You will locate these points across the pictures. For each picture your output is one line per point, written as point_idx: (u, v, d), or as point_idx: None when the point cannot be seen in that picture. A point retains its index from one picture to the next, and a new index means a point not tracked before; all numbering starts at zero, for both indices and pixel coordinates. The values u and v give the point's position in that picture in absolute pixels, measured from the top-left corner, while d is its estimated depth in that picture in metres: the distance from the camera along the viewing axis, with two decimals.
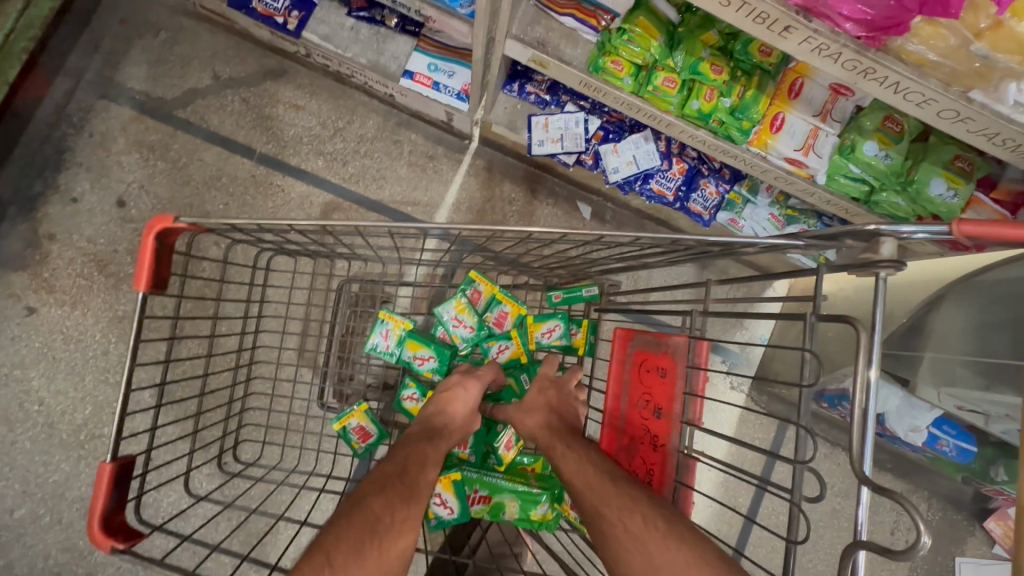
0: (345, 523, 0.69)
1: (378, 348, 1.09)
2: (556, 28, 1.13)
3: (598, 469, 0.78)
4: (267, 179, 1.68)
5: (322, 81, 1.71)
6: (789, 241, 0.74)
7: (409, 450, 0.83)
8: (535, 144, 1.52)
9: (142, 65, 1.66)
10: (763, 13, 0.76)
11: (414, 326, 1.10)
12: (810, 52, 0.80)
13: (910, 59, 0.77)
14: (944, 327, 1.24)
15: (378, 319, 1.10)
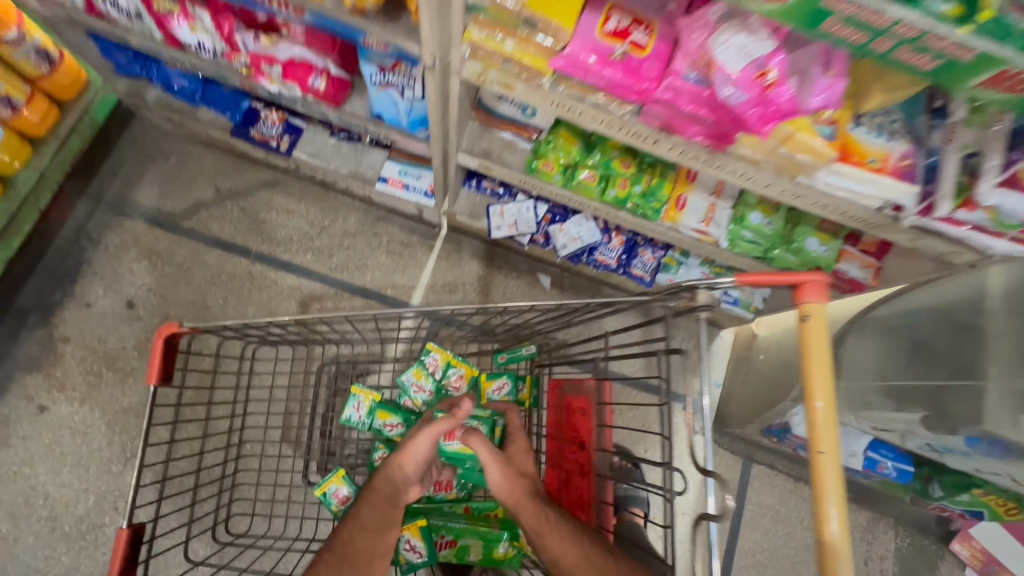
0: None
1: (352, 418, 1.23)
2: (498, 140, 1.44)
3: (586, 546, 0.85)
4: (263, 274, 1.91)
5: (310, 188, 1.99)
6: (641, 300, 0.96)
7: (363, 519, 0.96)
8: (495, 229, 1.78)
9: (154, 185, 1.93)
10: (637, 131, 1.02)
11: (382, 396, 1.25)
12: (678, 153, 1.05)
13: (745, 157, 1.00)
14: (854, 356, 1.39)
15: (350, 393, 1.25)
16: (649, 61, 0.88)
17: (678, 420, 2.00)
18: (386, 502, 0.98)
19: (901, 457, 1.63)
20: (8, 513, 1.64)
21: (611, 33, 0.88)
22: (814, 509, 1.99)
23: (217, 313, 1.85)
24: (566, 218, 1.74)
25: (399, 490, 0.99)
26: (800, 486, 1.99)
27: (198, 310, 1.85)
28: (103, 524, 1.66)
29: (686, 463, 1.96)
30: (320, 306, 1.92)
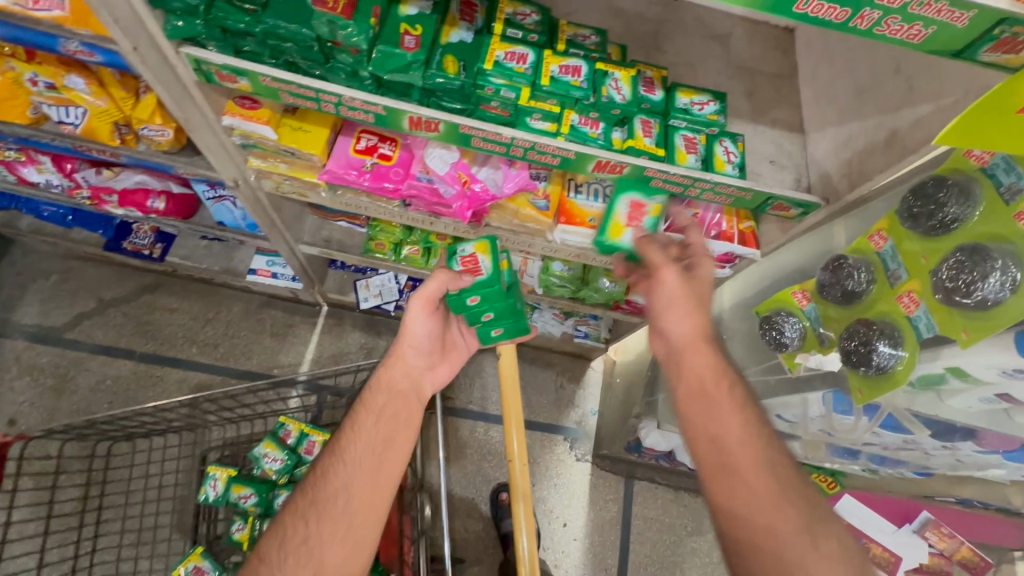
0: (321, 525, 0.88)
1: (209, 496, 1.35)
2: (337, 229, 1.67)
3: (761, 458, 0.77)
4: (148, 372, 2.01)
5: (192, 285, 2.14)
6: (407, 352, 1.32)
7: (349, 446, 0.95)
8: (363, 301, 1.97)
9: (35, 303, 2.03)
10: (416, 219, 1.24)
11: (237, 471, 1.37)
12: (456, 230, 1.26)
13: (500, 226, 1.22)
14: (671, 372, 1.63)
15: (207, 473, 1.37)
16: (394, 168, 1.12)
17: (561, 452, 2.16)
18: (374, 431, 0.96)
19: None
20: None
21: (362, 150, 1.12)
22: (697, 514, 2.14)
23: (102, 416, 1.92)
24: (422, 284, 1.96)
25: (392, 406, 1.00)
26: (681, 494, 2.15)
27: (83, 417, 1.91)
28: None
29: (573, 490, 2.11)
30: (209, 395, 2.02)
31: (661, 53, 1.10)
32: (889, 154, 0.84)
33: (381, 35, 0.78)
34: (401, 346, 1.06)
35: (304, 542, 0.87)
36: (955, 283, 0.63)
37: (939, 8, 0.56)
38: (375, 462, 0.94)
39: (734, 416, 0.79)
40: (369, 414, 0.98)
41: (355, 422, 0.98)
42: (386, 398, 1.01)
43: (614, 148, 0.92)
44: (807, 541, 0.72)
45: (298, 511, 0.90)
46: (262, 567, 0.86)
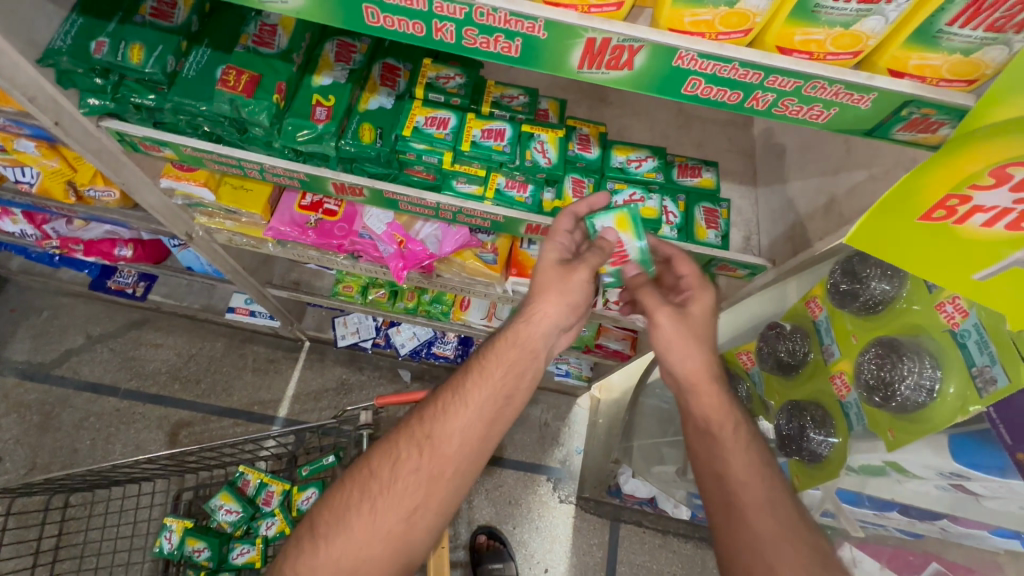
0: (422, 457, 0.75)
1: (164, 549, 1.34)
2: (306, 270, 1.67)
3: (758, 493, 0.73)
4: (131, 410, 2.03)
5: (177, 321, 2.17)
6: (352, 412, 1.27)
7: (472, 386, 0.78)
8: (340, 338, 1.97)
9: (26, 339, 2.09)
10: (369, 270, 1.22)
11: (192, 523, 1.36)
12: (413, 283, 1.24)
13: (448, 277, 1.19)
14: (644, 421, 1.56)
15: (163, 524, 1.36)
16: (338, 223, 1.10)
17: (544, 493, 2.09)
18: (498, 377, 0.79)
19: None
20: None
21: (307, 206, 1.11)
22: (687, 562, 2.03)
23: (85, 454, 1.94)
24: (398, 321, 1.95)
25: (522, 361, 0.80)
26: (669, 539, 2.05)
27: (66, 454, 1.94)
28: None
29: (555, 534, 2.04)
30: (188, 432, 2.02)
31: (606, 106, 1.02)
32: (829, 220, 0.78)
33: (291, 109, 0.80)
34: (548, 286, 0.81)
35: (411, 476, 0.74)
36: (877, 381, 0.65)
37: (835, 91, 0.52)
38: (496, 412, 0.77)
39: (729, 459, 0.76)
40: (495, 359, 0.80)
41: (482, 363, 0.80)
42: (515, 343, 0.80)
43: (544, 210, 0.89)
44: (793, 560, 0.66)
45: (413, 436, 0.77)
46: (371, 483, 0.75)
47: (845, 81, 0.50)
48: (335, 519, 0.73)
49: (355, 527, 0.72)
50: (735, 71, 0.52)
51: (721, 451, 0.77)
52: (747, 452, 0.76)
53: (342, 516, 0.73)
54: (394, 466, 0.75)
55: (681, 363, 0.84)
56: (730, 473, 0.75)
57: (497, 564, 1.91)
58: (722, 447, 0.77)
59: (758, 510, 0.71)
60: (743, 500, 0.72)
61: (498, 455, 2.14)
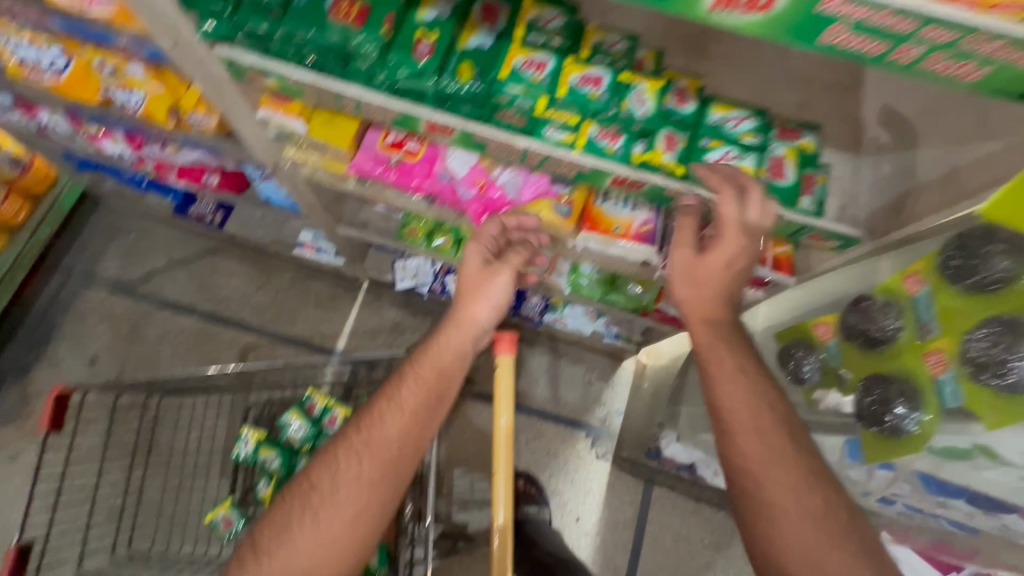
0: (363, 463, 0.89)
1: (241, 454, 1.48)
2: (374, 212, 1.72)
3: (761, 438, 0.78)
4: (205, 330, 2.19)
5: (249, 252, 2.30)
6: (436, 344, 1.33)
7: (405, 394, 0.95)
8: (399, 282, 2.05)
9: (116, 257, 2.26)
10: (438, 216, 1.24)
11: (266, 435, 1.49)
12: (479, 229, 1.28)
13: None
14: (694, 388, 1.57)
15: (241, 433, 1.50)
16: (419, 164, 1.14)
17: (582, 447, 2.15)
18: (431, 382, 0.97)
19: None
20: None
21: (390, 145, 1.14)
22: (717, 529, 2.07)
23: (165, 365, 2.13)
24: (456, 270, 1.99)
25: (446, 371, 0.99)
26: (701, 505, 2.09)
27: (150, 364, 2.13)
28: None
29: (588, 487, 2.11)
30: (255, 355, 2.18)
31: (707, 58, 0.97)
32: (945, 194, 0.74)
33: (396, 42, 0.84)
34: (472, 297, 1.07)
35: (343, 497, 0.87)
36: (989, 358, 0.71)
37: (998, 46, 0.48)
38: (427, 414, 0.95)
39: (751, 448, 0.77)
40: (428, 366, 0.98)
41: (398, 388, 0.95)
42: (431, 372, 0.98)
43: (632, 163, 0.87)
44: (790, 504, 0.73)
45: (353, 448, 0.91)
46: (313, 496, 0.87)
47: (1013, 35, 0.46)
48: (284, 534, 0.85)
49: (298, 538, 0.84)
50: (887, 19, 0.48)
51: (717, 384, 0.82)
52: (744, 386, 0.81)
53: (283, 530, 0.86)
54: (336, 477, 0.88)
55: (682, 288, 0.88)
56: (724, 408, 0.81)
57: (532, 507, 1.99)
58: (718, 379, 0.83)
59: (761, 459, 0.76)
60: (745, 446, 0.77)
61: (542, 408, 2.20)
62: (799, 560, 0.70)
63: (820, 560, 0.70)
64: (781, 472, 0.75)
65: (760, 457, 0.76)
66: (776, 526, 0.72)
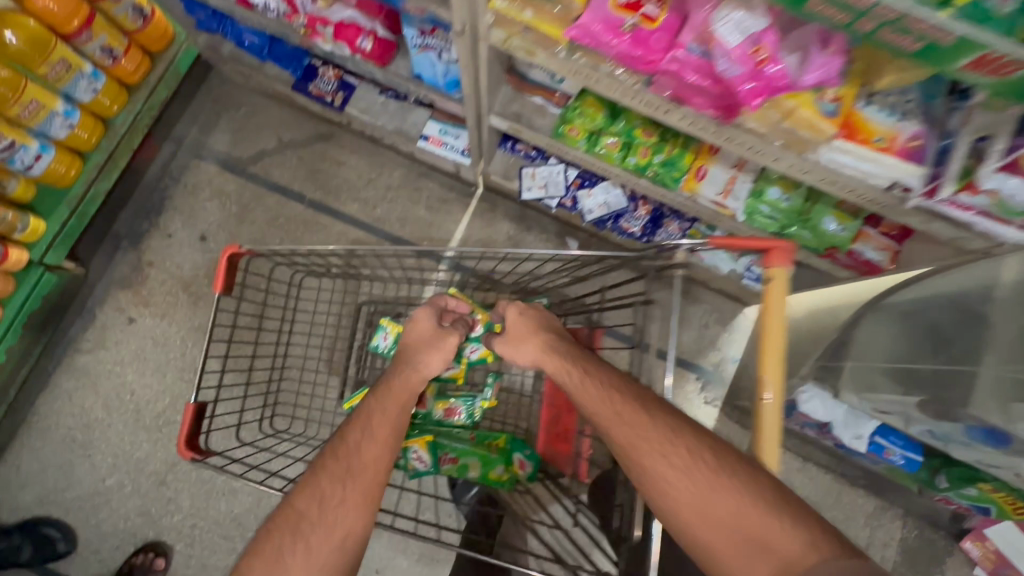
0: (345, 487, 0.98)
1: (379, 345, 1.44)
2: (528, 105, 1.51)
3: (650, 423, 1.08)
4: (315, 220, 2.11)
5: (361, 142, 2.15)
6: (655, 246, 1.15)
7: (376, 421, 1.08)
8: (526, 191, 1.87)
9: (226, 132, 2.16)
10: (651, 102, 1.08)
11: (405, 330, 1.44)
12: (688, 125, 1.10)
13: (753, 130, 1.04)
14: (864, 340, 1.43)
15: (380, 324, 1.45)
16: (658, 33, 0.97)
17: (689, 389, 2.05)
18: (396, 409, 1.11)
19: (910, 446, 1.63)
20: (104, 402, 1.97)
21: (624, 6, 0.97)
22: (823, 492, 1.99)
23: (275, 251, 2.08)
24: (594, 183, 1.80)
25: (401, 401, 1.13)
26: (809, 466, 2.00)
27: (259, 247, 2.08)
28: (175, 420, 1.97)
29: None
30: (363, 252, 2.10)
31: None
32: None
33: None
34: (426, 351, 1.22)
35: (330, 502, 0.96)
36: None
37: None
38: (395, 439, 1.07)
39: (651, 460, 1.04)
40: (386, 397, 1.12)
41: (369, 416, 1.08)
42: (382, 400, 1.12)
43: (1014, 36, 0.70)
44: (692, 492, 1.00)
45: (335, 475, 0.99)
46: (302, 525, 0.94)
47: None
48: (289, 545, 0.92)
49: (291, 567, 0.90)
50: None
51: (589, 404, 1.15)
52: (600, 394, 1.15)
53: (276, 564, 0.90)
54: (320, 503, 0.96)
55: (581, 389, 1.18)
56: (611, 420, 1.10)
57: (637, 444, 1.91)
58: (591, 404, 1.15)
59: (679, 468, 1.02)
60: (648, 459, 1.04)
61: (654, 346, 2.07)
62: (756, 545, 0.93)
63: (735, 521, 0.95)
64: (653, 443, 1.06)
65: (661, 458, 1.04)
66: (707, 514, 0.97)
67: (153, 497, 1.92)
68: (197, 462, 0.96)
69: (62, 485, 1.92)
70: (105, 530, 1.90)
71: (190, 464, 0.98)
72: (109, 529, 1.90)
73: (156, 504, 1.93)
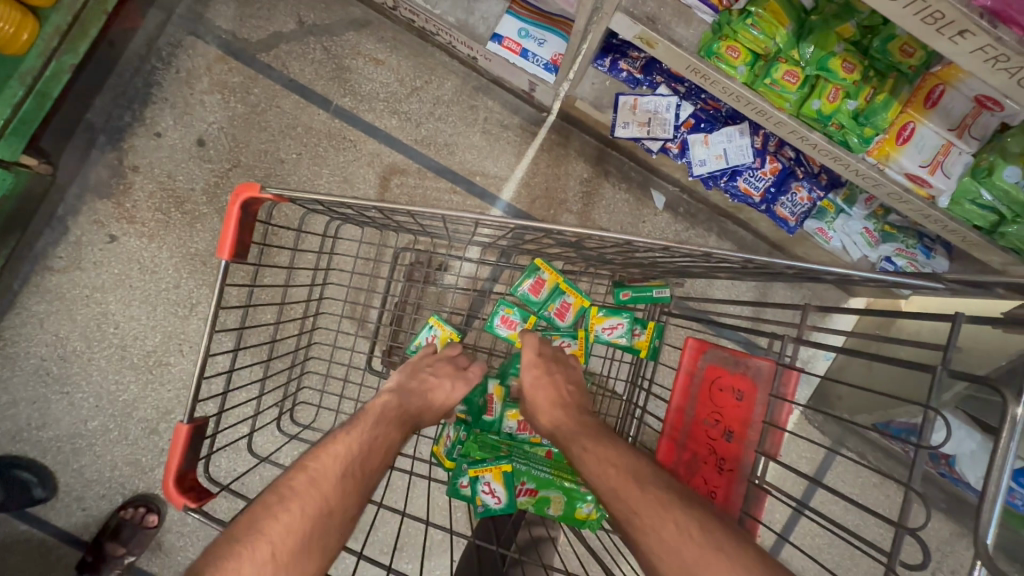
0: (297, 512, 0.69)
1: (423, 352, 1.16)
2: (670, 4, 1.05)
3: (621, 464, 0.76)
4: (341, 134, 1.67)
5: (405, 36, 1.67)
6: (925, 280, 0.65)
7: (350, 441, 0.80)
8: (620, 126, 1.43)
9: (231, 4, 1.66)
10: (939, 12, 0.66)
11: (460, 338, 1.17)
12: (982, 62, 0.70)
13: None
14: None
15: (427, 324, 1.17)
16: None
17: None
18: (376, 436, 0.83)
19: None
20: (82, 333, 1.65)
21: None
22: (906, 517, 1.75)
23: (290, 169, 1.66)
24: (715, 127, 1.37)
25: (389, 429, 0.86)
26: None
27: (270, 162, 1.66)
28: (168, 363, 1.66)
29: None
30: (400, 183, 1.68)
31: None
32: None
33: None
34: (439, 387, 1.00)
35: (332, 512, 0.71)
36: None
37: None
38: (368, 467, 0.78)
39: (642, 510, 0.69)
40: (377, 423, 0.86)
41: (352, 436, 0.80)
42: (399, 412, 0.90)
43: None
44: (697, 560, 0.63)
45: (298, 500, 0.70)
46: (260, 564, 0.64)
47: None
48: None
49: None
50: None
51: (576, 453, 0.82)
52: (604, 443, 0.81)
53: None
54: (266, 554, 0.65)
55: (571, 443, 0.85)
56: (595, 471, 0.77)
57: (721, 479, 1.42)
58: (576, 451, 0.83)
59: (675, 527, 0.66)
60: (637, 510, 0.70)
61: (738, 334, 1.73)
62: None
63: None
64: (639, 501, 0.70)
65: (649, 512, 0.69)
66: None
67: (144, 447, 1.66)
68: (193, 510, 0.75)
69: (36, 424, 1.64)
70: (88, 478, 1.65)
71: (184, 513, 0.76)
72: (94, 476, 1.65)
73: (148, 454, 1.67)
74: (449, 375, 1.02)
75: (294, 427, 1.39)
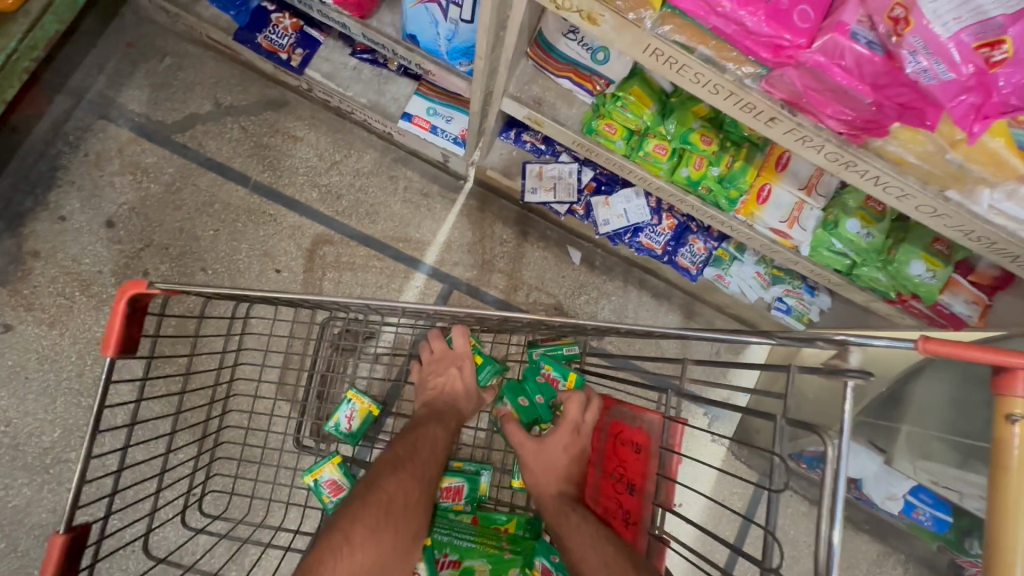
0: (363, 504, 0.85)
1: (341, 427, 1.15)
2: (553, 88, 1.17)
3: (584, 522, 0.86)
4: (261, 209, 1.68)
5: (322, 114, 1.74)
6: (761, 338, 0.74)
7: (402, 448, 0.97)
8: (529, 191, 1.53)
9: (144, 88, 1.68)
10: (751, 104, 0.82)
11: (379, 410, 1.17)
12: (794, 142, 0.85)
13: (889, 157, 0.81)
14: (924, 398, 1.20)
15: (345, 398, 1.16)
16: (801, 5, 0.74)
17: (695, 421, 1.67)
18: (416, 437, 0.99)
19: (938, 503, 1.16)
20: None
21: None
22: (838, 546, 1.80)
23: (207, 245, 1.65)
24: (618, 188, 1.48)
25: (435, 426, 1.02)
26: None
27: (184, 240, 1.64)
28: (69, 459, 1.53)
29: (696, 473, 1.67)
30: (323, 254, 1.69)
31: None
32: None
33: None
34: (454, 376, 1.11)
35: (394, 505, 0.87)
36: None
37: None
38: (421, 467, 0.94)
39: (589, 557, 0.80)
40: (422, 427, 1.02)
41: (410, 442, 0.98)
42: (431, 412, 1.06)
43: None
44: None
45: (374, 497, 0.87)
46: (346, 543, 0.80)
47: None
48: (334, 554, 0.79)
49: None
50: None
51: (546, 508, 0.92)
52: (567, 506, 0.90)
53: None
54: (343, 539, 0.81)
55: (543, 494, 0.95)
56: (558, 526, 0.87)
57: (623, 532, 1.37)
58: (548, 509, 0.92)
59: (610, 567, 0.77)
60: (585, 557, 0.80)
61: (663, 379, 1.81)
62: None
63: None
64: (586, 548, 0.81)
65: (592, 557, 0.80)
66: None
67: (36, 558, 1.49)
68: None
69: None
70: None
71: None
72: None
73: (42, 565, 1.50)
74: (454, 360, 1.12)
75: (199, 521, 1.33)
